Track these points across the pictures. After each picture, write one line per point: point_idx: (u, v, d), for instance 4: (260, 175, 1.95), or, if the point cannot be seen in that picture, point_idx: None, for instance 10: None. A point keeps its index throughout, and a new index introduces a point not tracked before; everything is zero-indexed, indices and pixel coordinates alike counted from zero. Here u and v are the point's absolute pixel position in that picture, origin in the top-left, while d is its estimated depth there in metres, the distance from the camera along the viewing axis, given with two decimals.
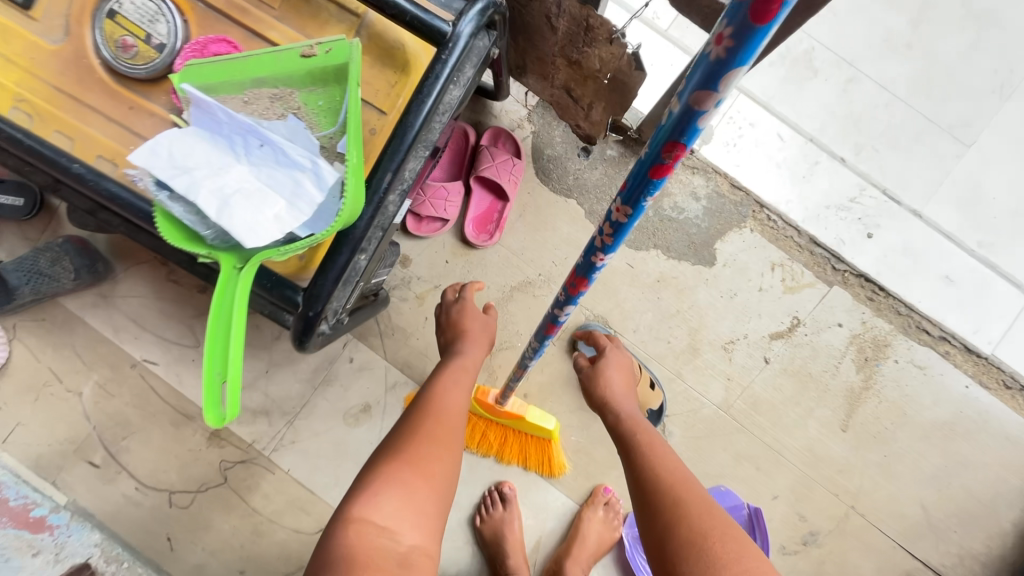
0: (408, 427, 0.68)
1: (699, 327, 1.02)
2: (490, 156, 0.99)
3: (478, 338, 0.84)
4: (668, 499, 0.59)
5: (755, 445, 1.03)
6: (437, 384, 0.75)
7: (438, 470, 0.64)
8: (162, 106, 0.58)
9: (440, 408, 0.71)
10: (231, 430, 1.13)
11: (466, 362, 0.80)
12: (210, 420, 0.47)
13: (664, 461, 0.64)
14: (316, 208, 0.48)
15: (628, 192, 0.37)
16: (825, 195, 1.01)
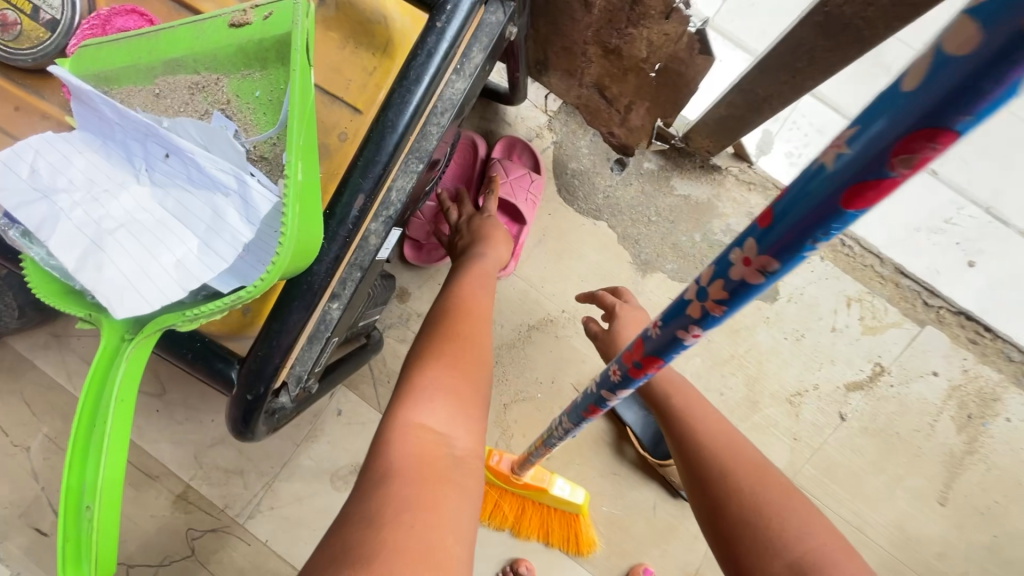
0: (431, 328, 0.53)
1: (758, 375, 0.84)
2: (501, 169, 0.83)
3: (502, 247, 0.70)
4: (714, 461, 0.46)
5: (832, 522, 0.84)
6: (455, 285, 0.60)
7: (480, 368, 0.50)
8: (58, 106, 0.42)
9: (465, 307, 0.56)
10: (199, 493, 0.96)
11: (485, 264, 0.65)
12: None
13: (704, 413, 0.50)
14: (242, 247, 0.31)
15: (785, 206, 0.20)
16: (912, 216, 0.83)
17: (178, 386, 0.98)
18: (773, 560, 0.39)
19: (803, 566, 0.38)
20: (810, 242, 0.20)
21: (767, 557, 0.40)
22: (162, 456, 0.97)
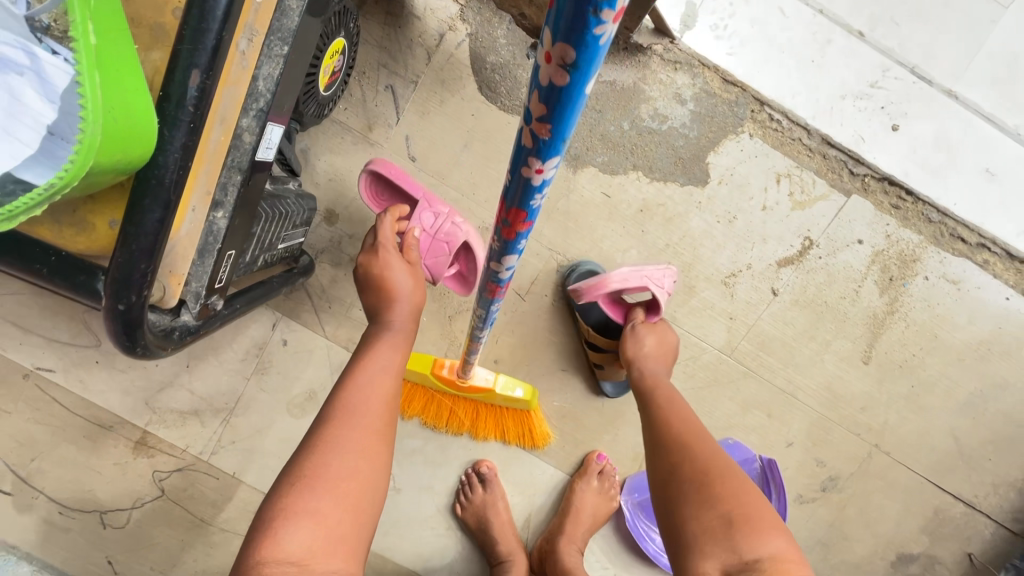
0: (312, 433, 0.52)
1: (693, 261, 0.85)
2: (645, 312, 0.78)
3: (399, 295, 0.65)
4: (673, 442, 0.57)
5: (766, 390, 0.89)
6: (357, 370, 0.58)
7: (357, 487, 0.49)
8: None
9: (359, 406, 0.54)
10: (159, 437, 0.96)
11: (395, 339, 0.62)
12: None
13: (677, 410, 0.62)
14: (49, 129, 0.28)
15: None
16: (839, 82, 0.82)
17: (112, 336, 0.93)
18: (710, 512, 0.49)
19: (733, 519, 0.48)
20: (594, 12, 0.19)
21: (703, 512, 0.49)
22: (112, 406, 0.95)
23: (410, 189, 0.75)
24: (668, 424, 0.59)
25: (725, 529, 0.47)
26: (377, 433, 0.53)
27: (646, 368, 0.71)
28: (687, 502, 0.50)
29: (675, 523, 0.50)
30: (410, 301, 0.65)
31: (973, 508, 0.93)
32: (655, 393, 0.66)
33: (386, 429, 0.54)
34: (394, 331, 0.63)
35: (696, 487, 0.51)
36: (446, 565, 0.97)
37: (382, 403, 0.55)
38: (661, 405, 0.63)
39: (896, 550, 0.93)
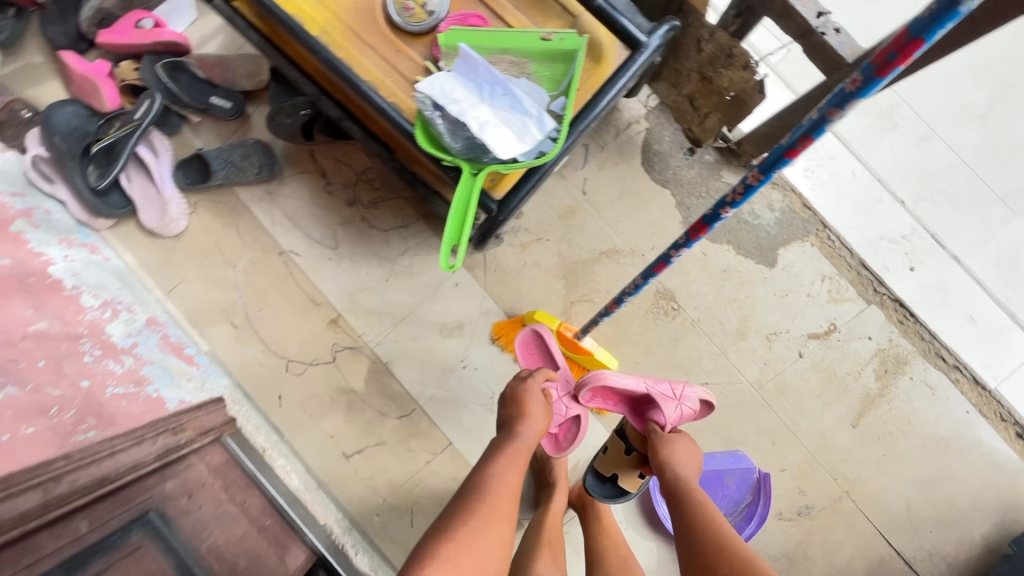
0: (462, 507, 0.75)
1: (750, 316, 1.22)
2: (669, 420, 1.01)
3: (533, 418, 0.97)
4: (708, 542, 0.74)
5: (776, 424, 1.23)
6: (493, 469, 0.84)
7: (483, 548, 0.69)
8: (420, 55, 0.81)
9: (496, 492, 0.78)
10: (347, 321, 1.37)
11: (522, 450, 0.91)
12: (442, 267, 0.71)
13: (711, 514, 0.79)
14: (535, 143, 0.71)
15: (765, 164, 0.59)
16: (881, 229, 1.20)
17: (347, 244, 1.36)
18: None
19: None
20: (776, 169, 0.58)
21: None
22: (326, 290, 1.37)
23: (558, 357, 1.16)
24: (695, 533, 0.77)
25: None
26: (504, 516, 0.75)
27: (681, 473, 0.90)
28: None
29: None
30: (537, 426, 0.95)
31: (912, 568, 1.20)
32: (691, 499, 0.83)
33: (510, 520, 0.76)
34: (522, 448, 0.90)
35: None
36: None
37: (510, 495, 0.79)
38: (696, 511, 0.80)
39: None
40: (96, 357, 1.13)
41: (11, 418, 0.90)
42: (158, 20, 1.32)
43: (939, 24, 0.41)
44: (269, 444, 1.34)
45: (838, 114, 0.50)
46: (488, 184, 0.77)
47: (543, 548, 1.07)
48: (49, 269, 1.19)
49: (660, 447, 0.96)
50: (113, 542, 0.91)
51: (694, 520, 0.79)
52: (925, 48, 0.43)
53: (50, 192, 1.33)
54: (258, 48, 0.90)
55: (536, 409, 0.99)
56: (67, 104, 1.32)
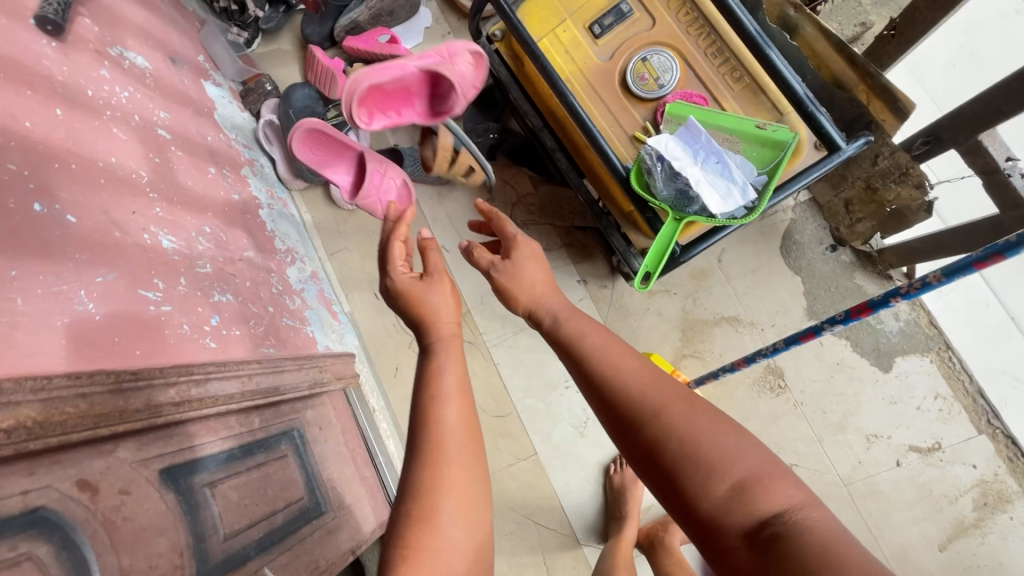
0: (411, 485, 0.62)
1: (853, 412, 1.27)
2: (456, 74, 1.08)
3: (439, 311, 0.77)
4: (649, 411, 0.62)
5: (861, 525, 1.23)
6: (422, 403, 0.68)
7: (460, 532, 0.61)
8: (642, 114, 0.98)
9: (441, 444, 0.65)
10: (473, 318, 1.52)
11: (449, 353, 0.74)
12: (634, 286, 0.88)
13: (630, 369, 0.67)
14: (735, 207, 0.85)
15: (948, 269, 0.69)
16: (1006, 364, 1.24)
17: None
18: (723, 478, 0.55)
19: (744, 478, 0.55)
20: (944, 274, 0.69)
21: (715, 478, 0.55)
22: (462, 287, 1.54)
23: (391, 75, 1.05)
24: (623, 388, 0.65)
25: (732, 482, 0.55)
26: (457, 466, 0.64)
27: (555, 309, 0.80)
28: (697, 474, 0.56)
29: (687, 495, 0.56)
30: (452, 317, 0.78)
31: None
32: (600, 354, 0.71)
33: (477, 467, 0.66)
34: (454, 379, 0.70)
35: (697, 454, 0.57)
36: (581, 503, 1.41)
37: (460, 426, 0.67)
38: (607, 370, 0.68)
39: None
40: (280, 291, 1.34)
41: (228, 318, 1.10)
42: (394, 38, 1.61)
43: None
44: (378, 407, 1.49)
45: None
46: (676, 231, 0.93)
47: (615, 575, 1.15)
48: (261, 212, 1.45)
49: (511, 277, 0.82)
50: (271, 443, 1.06)
51: (617, 381, 0.66)
52: None
53: (268, 151, 1.60)
54: (503, 80, 1.12)
55: (437, 301, 0.78)
56: (304, 87, 1.63)
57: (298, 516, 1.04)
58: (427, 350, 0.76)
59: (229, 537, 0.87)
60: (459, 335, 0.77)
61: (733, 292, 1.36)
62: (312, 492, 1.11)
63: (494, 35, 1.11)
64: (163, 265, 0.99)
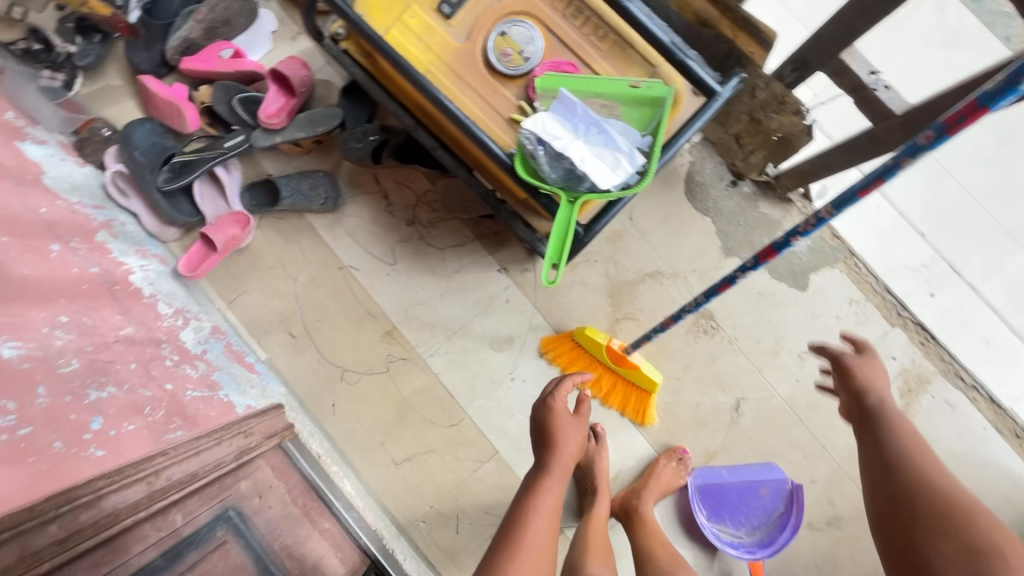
0: (496, 559, 0.81)
1: (783, 336, 1.32)
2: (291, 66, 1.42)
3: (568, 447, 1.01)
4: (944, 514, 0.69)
5: (808, 438, 1.33)
6: (530, 500, 0.92)
7: None
8: (514, 93, 0.91)
9: (529, 540, 0.84)
10: (401, 333, 1.44)
11: (557, 476, 0.97)
12: (542, 281, 0.82)
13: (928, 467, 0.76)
14: (627, 175, 0.81)
15: (837, 201, 0.68)
16: (904, 258, 1.31)
17: (404, 261, 1.45)
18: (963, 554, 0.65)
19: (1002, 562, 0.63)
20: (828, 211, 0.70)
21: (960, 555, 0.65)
22: (382, 304, 1.45)
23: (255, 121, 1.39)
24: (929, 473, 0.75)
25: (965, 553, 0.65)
26: (535, 558, 0.81)
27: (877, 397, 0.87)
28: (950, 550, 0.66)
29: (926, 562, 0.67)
30: (571, 456, 1.01)
31: None
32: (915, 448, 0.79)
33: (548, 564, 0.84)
34: (552, 498, 0.93)
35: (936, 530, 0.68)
36: None
37: (545, 538, 0.86)
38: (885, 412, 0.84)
39: None
40: (175, 361, 1.19)
41: (114, 415, 0.95)
42: (238, 50, 1.44)
43: (1003, 94, 0.50)
44: (323, 451, 1.39)
45: (909, 161, 0.59)
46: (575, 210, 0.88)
47: (592, 551, 1.05)
48: (130, 278, 1.27)
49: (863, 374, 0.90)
50: (202, 535, 0.96)
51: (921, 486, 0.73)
52: (989, 114, 0.52)
53: (124, 205, 1.41)
54: (361, 83, 1.01)
55: (570, 434, 1.03)
56: (143, 121, 1.41)
57: None
58: (545, 464, 0.99)
59: None
60: (567, 468, 0.98)
61: (652, 246, 1.35)
62: (265, 570, 1.02)
63: (338, 34, 0.99)
64: (9, 381, 0.82)
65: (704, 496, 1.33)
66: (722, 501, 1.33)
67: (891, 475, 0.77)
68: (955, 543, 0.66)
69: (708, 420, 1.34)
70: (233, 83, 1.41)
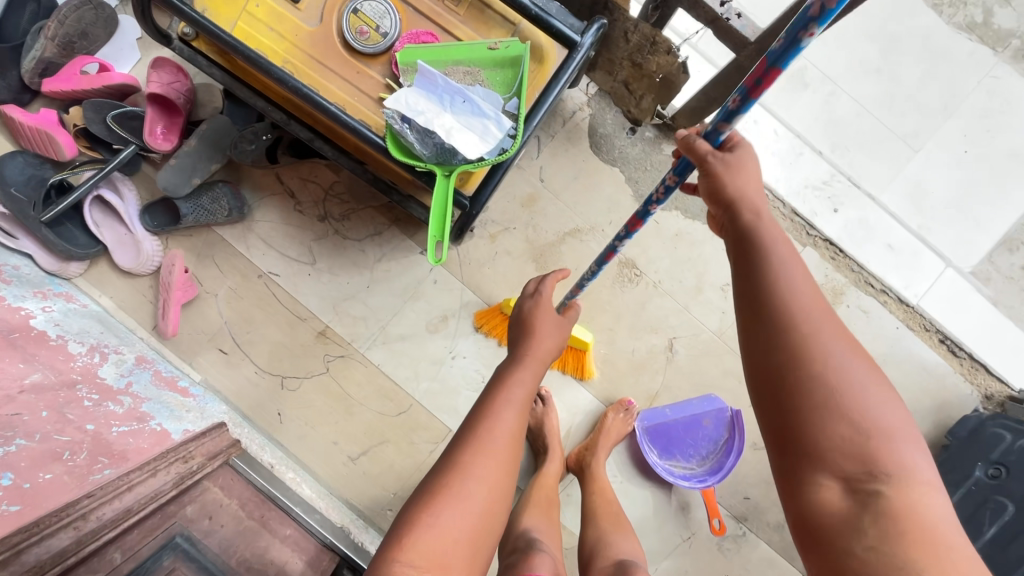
0: (460, 447, 0.81)
1: (705, 272, 1.36)
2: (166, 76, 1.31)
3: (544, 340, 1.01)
4: (837, 389, 0.57)
5: (740, 365, 1.39)
6: (497, 395, 0.90)
7: (487, 486, 0.78)
8: (380, 73, 0.88)
9: (493, 430, 0.83)
10: (335, 332, 1.42)
11: (530, 369, 0.95)
12: (430, 261, 0.82)
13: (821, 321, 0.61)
14: (499, 141, 0.80)
15: (679, 169, 0.76)
16: (806, 178, 1.35)
17: (324, 258, 1.42)
18: (849, 437, 0.56)
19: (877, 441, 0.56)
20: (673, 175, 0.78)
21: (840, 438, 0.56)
22: (310, 305, 1.42)
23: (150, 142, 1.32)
24: (817, 327, 0.59)
25: (853, 443, 0.56)
26: (499, 445, 0.82)
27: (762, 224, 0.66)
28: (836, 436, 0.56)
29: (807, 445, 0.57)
30: (545, 352, 1.00)
31: None
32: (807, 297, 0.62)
33: (513, 448, 0.84)
34: (523, 390, 0.91)
35: (826, 409, 0.57)
36: None
37: (512, 427, 0.85)
38: (766, 242, 0.64)
39: None
40: (95, 400, 1.14)
41: (27, 467, 0.91)
42: (103, 64, 1.34)
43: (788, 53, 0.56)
44: (276, 460, 1.38)
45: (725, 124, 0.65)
46: (458, 183, 0.86)
47: (534, 505, 1.09)
48: (31, 322, 1.18)
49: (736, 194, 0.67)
50: (148, 567, 0.95)
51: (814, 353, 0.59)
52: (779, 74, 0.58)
53: (14, 247, 1.31)
54: (221, 83, 0.95)
55: (545, 328, 1.02)
56: (15, 156, 1.31)
57: None
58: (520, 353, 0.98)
59: None
60: (540, 361, 0.97)
61: (566, 205, 1.36)
62: None
63: (185, 34, 0.92)
64: None
65: (652, 437, 1.38)
66: (669, 437, 1.38)
67: (776, 337, 0.60)
68: (845, 427, 0.56)
69: (645, 365, 1.38)
70: (103, 100, 1.31)
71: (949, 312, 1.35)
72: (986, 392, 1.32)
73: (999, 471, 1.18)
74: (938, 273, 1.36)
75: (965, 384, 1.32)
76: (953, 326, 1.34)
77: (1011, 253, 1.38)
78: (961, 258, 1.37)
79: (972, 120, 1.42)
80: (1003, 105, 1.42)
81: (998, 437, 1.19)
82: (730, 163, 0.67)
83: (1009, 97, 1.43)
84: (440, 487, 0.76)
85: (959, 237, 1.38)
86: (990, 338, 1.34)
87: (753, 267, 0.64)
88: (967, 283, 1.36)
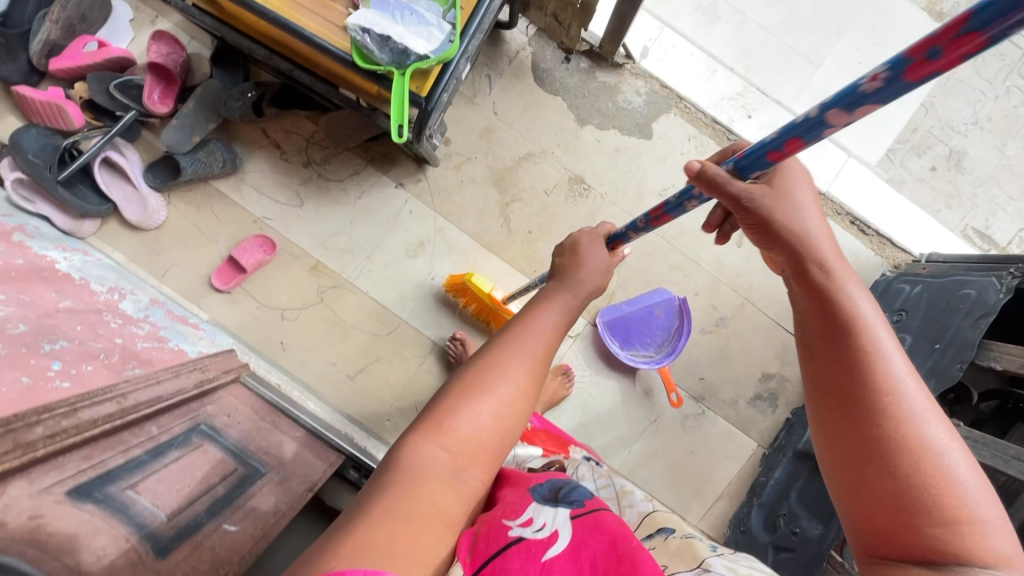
0: (492, 355, 0.82)
1: (645, 180, 1.55)
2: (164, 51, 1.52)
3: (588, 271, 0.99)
4: (924, 466, 0.56)
5: (681, 258, 1.61)
6: (534, 319, 0.88)
7: (515, 403, 0.79)
8: (343, 5, 1.07)
9: (530, 351, 0.83)
10: (326, 265, 1.60)
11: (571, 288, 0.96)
12: (394, 141, 0.99)
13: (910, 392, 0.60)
14: (442, 44, 1.01)
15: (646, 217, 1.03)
16: (721, 91, 1.57)
17: (311, 200, 1.60)
18: (939, 525, 0.54)
19: (965, 524, 0.54)
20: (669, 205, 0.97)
21: (928, 517, 0.54)
22: (302, 244, 1.60)
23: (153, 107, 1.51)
24: (911, 404, 0.59)
25: (955, 542, 0.53)
26: (531, 363, 0.82)
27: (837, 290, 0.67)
28: (924, 515, 0.55)
29: (889, 525, 0.56)
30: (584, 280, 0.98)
31: None
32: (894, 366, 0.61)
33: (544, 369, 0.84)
34: (558, 310, 0.91)
35: (924, 496, 0.55)
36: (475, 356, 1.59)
37: (544, 350, 0.85)
38: (849, 303, 0.65)
39: (761, 369, 1.61)
40: (120, 323, 1.31)
41: (72, 359, 1.08)
42: (102, 42, 1.53)
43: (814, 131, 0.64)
44: (282, 382, 1.53)
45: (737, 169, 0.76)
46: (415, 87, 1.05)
47: None
48: (57, 266, 1.34)
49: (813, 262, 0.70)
50: (181, 441, 1.12)
51: (904, 430, 0.58)
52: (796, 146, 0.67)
53: (34, 210, 1.47)
54: (212, 30, 1.15)
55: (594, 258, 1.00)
56: (26, 129, 1.47)
57: (237, 483, 1.16)
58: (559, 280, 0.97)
59: (173, 516, 1.00)
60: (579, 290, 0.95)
61: (519, 133, 1.56)
62: (245, 462, 1.21)
63: None
64: None
65: (613, 329, 1.57)
66: (628, 329, 1.57)
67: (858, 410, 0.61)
68: (933, 519, 0.54)
69: None
70: (106, 72, 1.49)
71: (856, 196, 1.56)
72: (895, 263, 1.53)
73: (901, 316, 1.34)
74: (842, 164, 1.58)
75: (877, 257, 1.54)
76: (861, 208, 1.55)
77: (919, 156, 1.60)
78: (865, 153, 1.59)
79: (862, 35, 1.63)
80: (885, 20, 1.63)
81: (900, 290, 1.39)
82: (774, 203, 0.74)
83: (891, 13, 1.63)
84: (470, 384, 0.78)
85: (862, 135, 1.60)
86: (894, 217, 1.56)
87: (837, 335, 0.64)
88: (869, 171, 1.58)
